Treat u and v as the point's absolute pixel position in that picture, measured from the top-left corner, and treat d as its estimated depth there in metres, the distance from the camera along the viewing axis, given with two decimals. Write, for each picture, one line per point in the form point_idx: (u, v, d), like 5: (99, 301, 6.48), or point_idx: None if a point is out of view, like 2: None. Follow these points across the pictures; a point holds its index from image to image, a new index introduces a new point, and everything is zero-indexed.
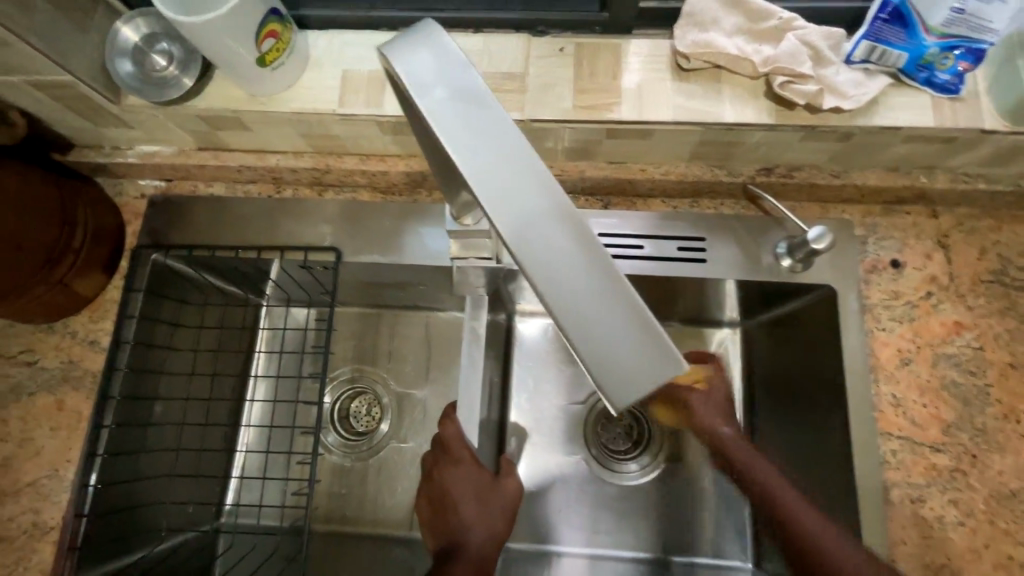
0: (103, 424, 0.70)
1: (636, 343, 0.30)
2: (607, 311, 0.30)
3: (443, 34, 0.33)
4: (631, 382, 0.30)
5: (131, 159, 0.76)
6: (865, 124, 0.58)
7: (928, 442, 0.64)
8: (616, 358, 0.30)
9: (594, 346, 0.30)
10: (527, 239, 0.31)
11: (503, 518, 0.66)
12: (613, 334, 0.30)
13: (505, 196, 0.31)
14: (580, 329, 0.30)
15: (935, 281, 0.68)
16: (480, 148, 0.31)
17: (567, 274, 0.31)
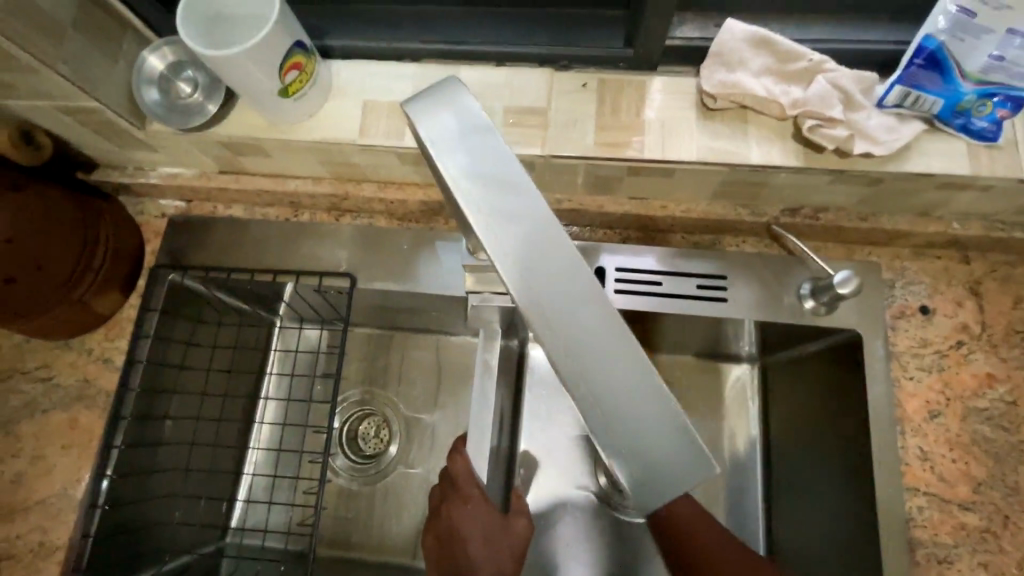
0: (113, 444, 0.71)
1: (660, 434, 0.31)
2: (630, 400, 0.31)
3: (468, 98, 0.33)
4: (654, 472, 0.31)
5: (153, 179, 0.76)
6: (896, 171, 0.56)
7: (957, 500, 0.61)
8: (639, 449, 0.31)
9: (618, 435, 0.31)
10: (552, 321, 0.32)
11: (511, 556, 0.61)
12: (636, 424, 0.31)
13: (530, 275, 0.32)
14: (604, 416, 0.31)
15: (967, 330, 0.66)
16: (507, 226, 0.32)
17: (593, 359, 0.32)
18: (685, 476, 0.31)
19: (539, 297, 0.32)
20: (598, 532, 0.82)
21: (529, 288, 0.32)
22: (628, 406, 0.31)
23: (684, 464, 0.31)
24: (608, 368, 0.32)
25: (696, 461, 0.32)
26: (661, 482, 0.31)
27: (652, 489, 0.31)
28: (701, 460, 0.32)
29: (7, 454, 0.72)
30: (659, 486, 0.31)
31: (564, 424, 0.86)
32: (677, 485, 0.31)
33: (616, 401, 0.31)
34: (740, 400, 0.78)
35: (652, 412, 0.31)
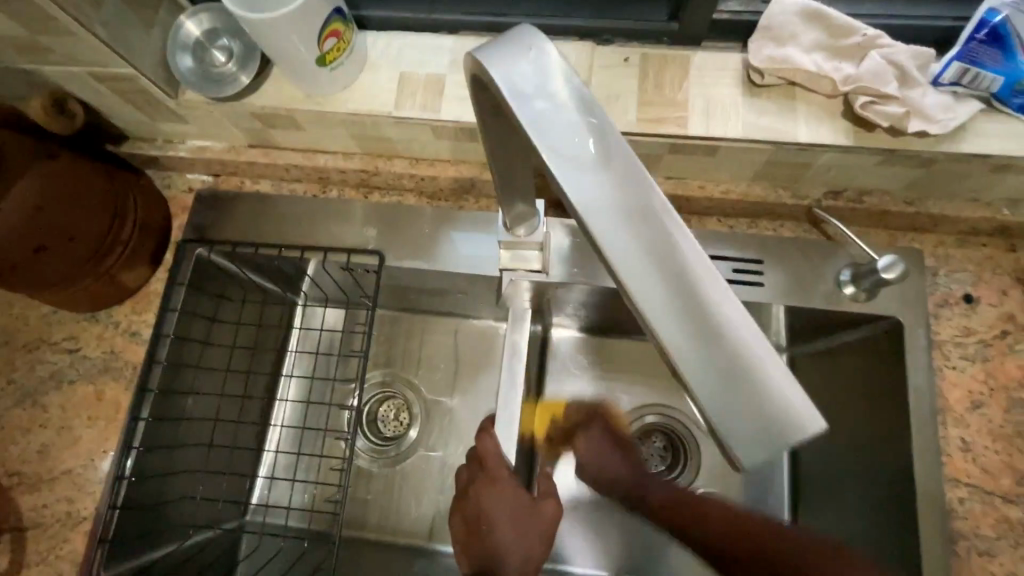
0: (140, 417, 0.70)
1: (759, 384, 0.29)
2: (723, 347, 0.29)
3: (542, 41, 0.32)
4: (753, 426, 0.29)
5: (182, 152, 0.76)
6: (950, 151, 0.54)
7: (1000, 492, 0.59)
8: (736, 400, 0.29)
9: (712, 386, 0.29)
10: (635, 266, 0.30)
11: (542, 540, 0.60)
12: (730, 373, 0.29)
13: (612, 219, 0.31)
14: (695, 364, 0.29)
15: (1012, 320, 0.64)
16: (590, 170, 0.31)
17: (681, 304, 0.30)
18: (788, 432, 0.29)
19: (621, 240, 0.31)
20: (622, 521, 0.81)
21: (610, 232, 0.31)
22: (721, 354, 0.29)
23: (787, 419, 0.29)
24: (697, 314, 0.30)
25: (799, 416, 0.29)
26: (759, 435, 0.29)
27: (752, 442, 0.29)
28: (806, 415, 0.29)
29: (34, 425, 0.72)
30: (760, 441, 0.29)
31: None
32: (780, 439, 0.28)
33: (708, 348, 0.29)
34: None
35: (748, 362, 0.29)
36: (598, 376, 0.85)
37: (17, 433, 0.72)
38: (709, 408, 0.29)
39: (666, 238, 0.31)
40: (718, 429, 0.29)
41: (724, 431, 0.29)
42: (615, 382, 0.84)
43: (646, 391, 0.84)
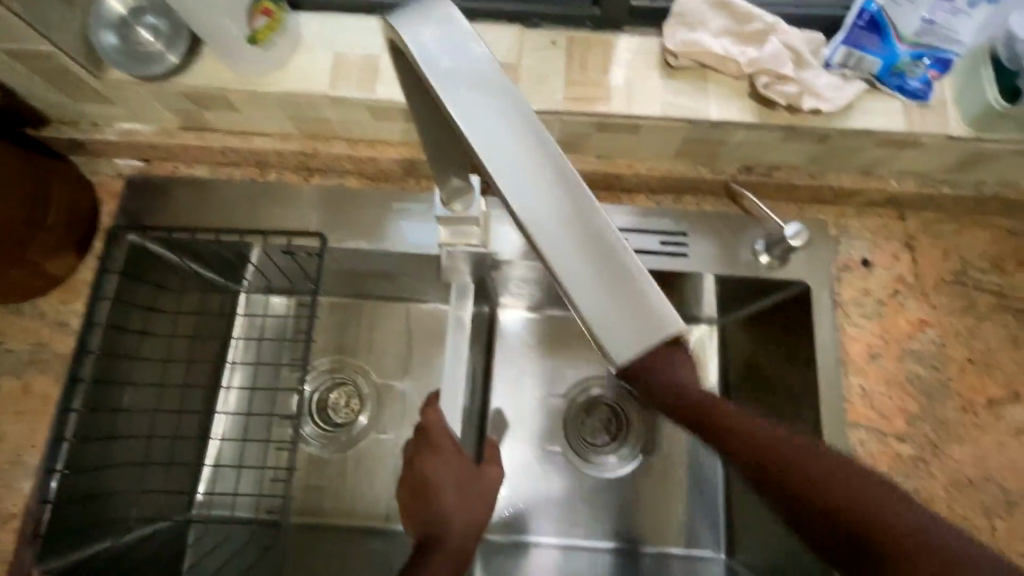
0: (72, 408, 0.68)
1: (633, 295, 0.33)
2: (603, 264, 0.33)
3: (447, 7, 0.35)
4: (627, 329, 0.32)
5: (109, 136, 0.73)
6: (841, 127, 0.61)
7: (893, 432, 0.67)
8: (612, 309, 0.32)
9: (592, 299, 0.33)
10: (529, 200, 0.34)
11: (484, 507, 0.64)
12: (610, 287, 0.33)
13: (508, 160, 0.34)
14: (577, 281, 0.33)
15: (902, 280, 0.72)
16: (489, 120, 0.34)
17: (567, 230, 0.33)
18: (658, 335, 0.33)
19: (516, 179, 0.34)
20: (568, 488, 0.85)
21: (507, 172, 0.34)
22: (601, 271, 0.33)
23: (655, 323, 0.33)
24: (582, 240, 0.33)
25: (666, 319, 0.33)
26: (634, 341, 0.33)
27: (627, 346, 0.32)
28: (673, 321, 0.33)
29: None
30: (632, 343, 0.32)
31: (536, 388, 0.89)
32: (651, 340, 0.32)
33: (590, 267, 0.33)
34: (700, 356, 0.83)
35: (624, 276, 0.33)
36: (546, 354, 0.90)
37: None
38: (589, 319, 0.32)
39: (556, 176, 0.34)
40: (597, 337, 0.32)
41: (602, 337, 0.32)
42: (558, 359, 0.90)
43: (587, 364, 0.90)
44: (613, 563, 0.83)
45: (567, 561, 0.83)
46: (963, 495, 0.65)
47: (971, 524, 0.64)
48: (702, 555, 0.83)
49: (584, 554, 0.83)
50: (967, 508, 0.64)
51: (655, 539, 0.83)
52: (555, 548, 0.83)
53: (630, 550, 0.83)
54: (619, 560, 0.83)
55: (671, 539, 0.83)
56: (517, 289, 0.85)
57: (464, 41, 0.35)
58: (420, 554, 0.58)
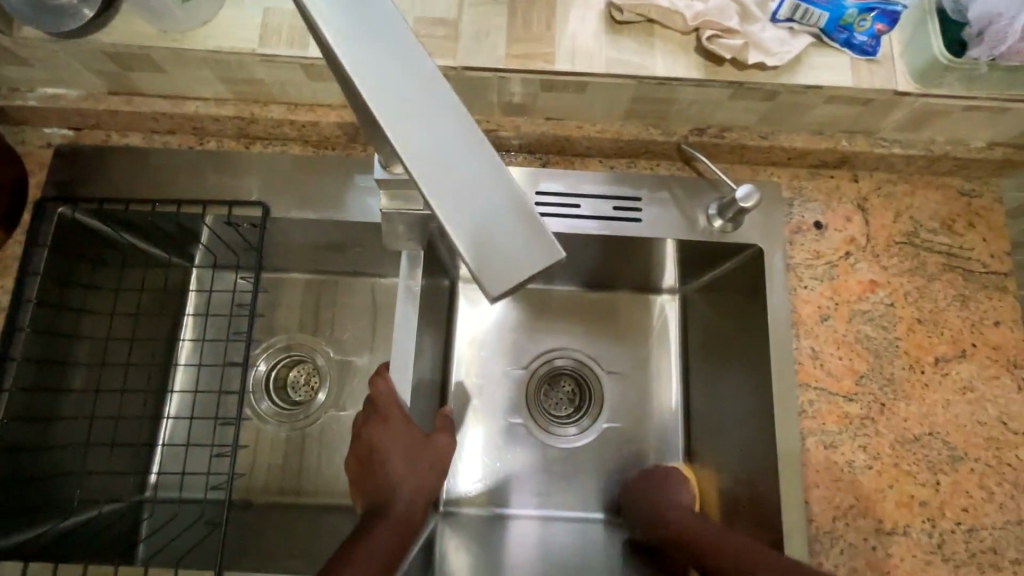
0: (3, 387, 0.65)
1: (511, 220, 0.32)
2: (481, 190, 0.32)
3: None
4: (502, 257, 0.31)
5: (32, 102, 0.69)
6: (787, 82, 0.60)
7: (842, 392, 0.67)
8: (487, 236, 0.31)
9: (466, 225, 0.31)
10: (408, 128, 0.32)
11: (433, 473, 0.64)
12: (489, 216, 0.31)
13: (382, 82, 0.32)
14: (453, 207, 0.31)
15: (854, 242, 0.72)
16: (369, 47, 0.32)
17: (443, 155, 0.32)
18: (535, 260, 0.32)
19: (394, 106, 0.32)
20: (532, 460, 0.84)
21: (385, 99, 0.32)
22: (479, 195, 0.32)
23: (532, 249, 0.32)
24: (459, 164, 0.32)
25: (547, 249, 0.32)
26: (512, 272, 0.32)
27: (504, 278, 0.31)
28: (553, 250, 0.32)
29: None
30: (507, 271, 0.31)
31: (500, 360, 0.88)
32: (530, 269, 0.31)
33: (467, 193, 0.32)
34: (662, 326, 0.88)
35: (501, 202, 0.32)
36: (506, 329, 0.89)
37: None
38: (462, 246, 0.31)
39: (435, 101, 0.32)
40: (470, 265, 0.31)
41: (477, 266, 0.31)
42: (519, 332, 0.89)
43: (549, 336, 0.90)
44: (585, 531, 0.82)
45: (541, 531, 0.82)
46: (908, 452, 0.65)
47: (916, 479, 0.65)
48: None
49: (559, 524, 0.82)
50: (912, 464, 0.65)
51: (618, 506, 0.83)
52: (528, 519, 0.82)
53: (599, 518, 0.83)
54: (593, 528, 0.82)
55: None
56: None
57: None
58: (366, 521, 0.58)
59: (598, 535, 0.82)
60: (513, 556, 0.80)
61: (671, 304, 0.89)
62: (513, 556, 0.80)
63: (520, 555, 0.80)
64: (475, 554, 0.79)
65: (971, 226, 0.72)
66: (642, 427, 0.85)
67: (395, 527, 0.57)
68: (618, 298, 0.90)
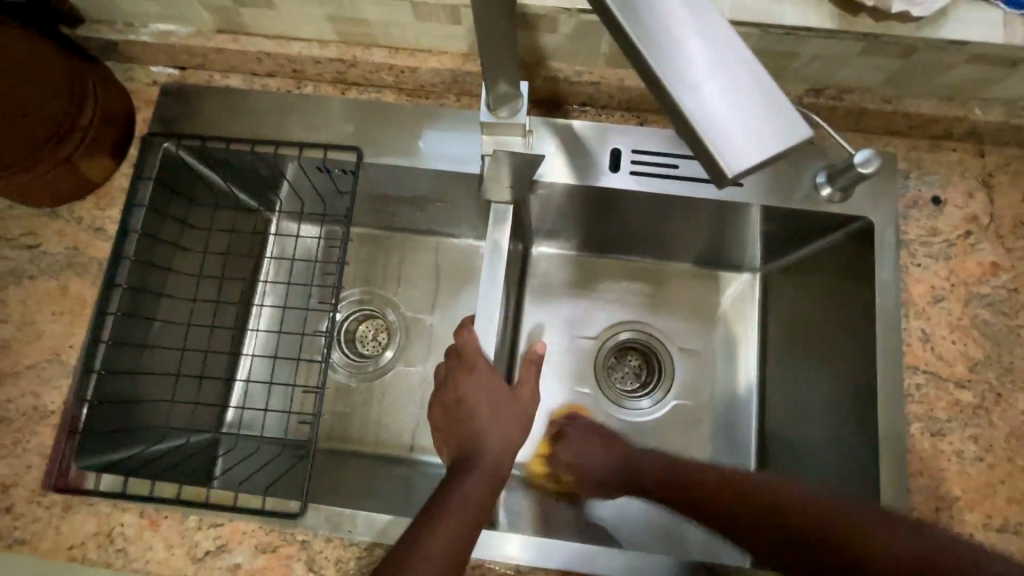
0: (108, 311, 0.68)
1: (753, 104, 0.31)
2: (721, 84, 0.31)
3: None
4: (745, 138, 0.30)
5: (145, 37, 0.71)
6: (930, 37, 0.55)
7: (953, 378, 0.63)
8: (730, 118, 0.31)
9: (705, 110, 0.31)
10: (646, 31, 0.32)
11: (518, 428, 0.64)
12: (730, 107, 0.31)
13: None
14: (696, 100, 0.31)
15: (976, 221, 0.66)
16: None
17: (681, 44, 0.32)
18: (781, 145, 0.30)
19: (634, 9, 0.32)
20: None
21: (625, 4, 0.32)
22: (718, 83, 0.31)
23: (778, 134, 0.30)
24: (698, 60, 0.32)
25: (794, 131, 0.31)
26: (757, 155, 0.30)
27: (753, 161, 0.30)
28: (799, 131, 0.31)
29: None
30: (753, 150, 0.30)
31: (570, 328, 0.86)
32: (778, 151, 0.30)
33: (708, 86, 0.31)
34: (742, 306, 0.85)
35: (745, 92, 0.31)
36: (578, 296, 0.88)
37: None
38: (707, 136, 0.31)
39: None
40: (716, 153, 0.31)
41: (718, 146, 0.31)
42: (592, 300, 0.88)
43: (622, 307, 0.87)
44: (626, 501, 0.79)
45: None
46: None
47: None
48: None
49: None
50: None
51: None
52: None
53: None
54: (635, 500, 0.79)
55: None
56: (554, 224, 0.82)
57: None
58: (457, 471, 0.59)
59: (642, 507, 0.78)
60: (548, 513, 0.75)
61: (751, 283, 0.86)
62: (546, 511, 0.75)
63: (556, 513, 0.75)
64: (508, 506, 0.75)
65: None
66: (714, 403, 0.82)
67: (484, 478, 0.58)
68: (696, 273, 0.87)
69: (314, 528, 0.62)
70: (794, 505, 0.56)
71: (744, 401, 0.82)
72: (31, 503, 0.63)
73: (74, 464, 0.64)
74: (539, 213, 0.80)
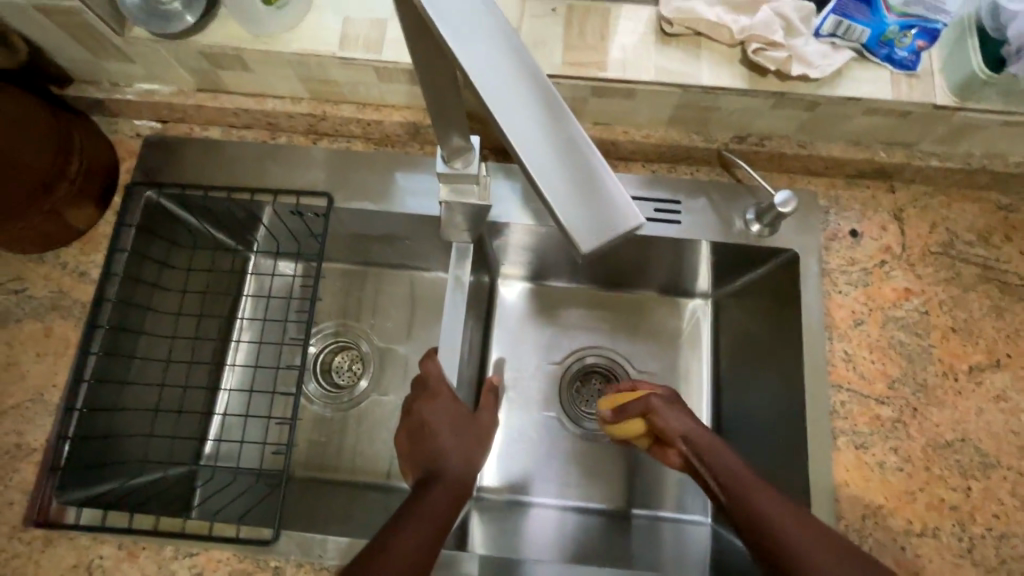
0: (91, 351, 0.72)
1: (597, 187, 0.36)
2: (575, 171, 0.36)
3: None
4: (587, 217, 0.36)
5: (129, 96, 0.77)
6: (829, 94, 0.63)
7: (874, 395, 0.69)
8: (582, 204, 0.36)
9: (557, 187, 0.36)
10: (517, 124, 0.37)
11: (479, 448, 0.68)
12: (582, 194, 0.36)
13: (499, 87, 0.38)
14: (555, 187, 0.36)
15: (889, 250, 0.74)
16: (495, 66, 0.38)
17: (539, 131, 0.37)
18: (615, 227, 0.35)
19: (505, 107, 0.37)
20: (563, 453, 0.88)
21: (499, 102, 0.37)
22: (567, 165, 0.36)
23: (612, 217, 0.36)
24: (558, 151, 0.37)
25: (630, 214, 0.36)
26: (601, 232, 0.35)
27: (599, 237, 0.35)
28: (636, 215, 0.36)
29: None
30: (601, 229, 0.35)
31: (534, 354, 0.92)
32: (617, 232, 0.35)
33: (566, 173, 0.36)
34: (695, 330, 0.91)
35: (594, 179, 0.36)
36: (543, 324, 0.93)
37: None
38: (563, 217, 0.36)
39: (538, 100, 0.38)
40: (569, 231, 0.35)
41: (571, 226, 0.35)
42: (555, 328, 0.93)
43: (581, 334, 0.93)
44: (598, 522, 0.84)
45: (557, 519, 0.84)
46: (939, 456, 0.67)
47: (947, 484, 0.66)
48: (691, 519, 0.85)
49: (573, 514, 0.85)
50: (943, 469, 0.66)
51: (643, 501, 0.86)
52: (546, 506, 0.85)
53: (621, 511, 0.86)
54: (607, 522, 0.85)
55: (659, 503, 0.86)
56: (515, 257, 0.88)
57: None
58: (421, 489, 0.62)
59: (617, 528, 0.84)
60: (530, 540, 0.81)
61: (704, 308, 0.92)
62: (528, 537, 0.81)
63: (538, 540, 0.81)
64: (490, 533, 0.80)
65: (1007, 239, 0.74)
66: None
67: (449, 492, 0.62)
68: (651, 298, 0.93)
69: (287, 554, 0.65)
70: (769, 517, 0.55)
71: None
72: (12, 538, 0.66)
73: (54, 500, 0.67)
74: (501, 248, 0.86)
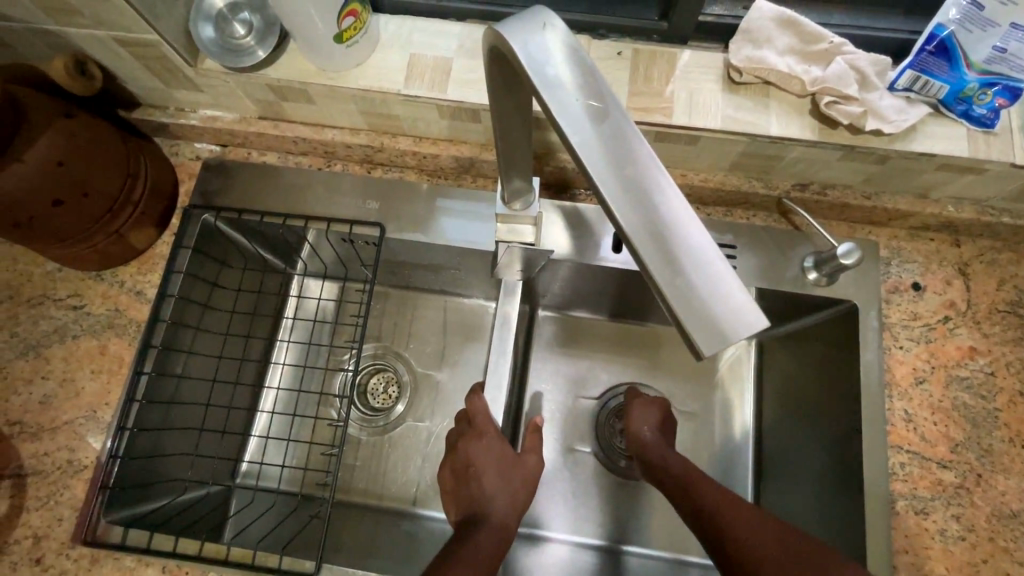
0: (142, 370, 0.73)
1: (710, 277, 0.33)
2: (686, 255, 0.33)
3: (554, 19, 0.38)
4: (706, 313, 0.32)
5: (193, 121, 0.79)
6: (902, 149, 0.62)
7: (935, 458, 0.66)
8: (697, 293, 0.33)
9: (675, 278, 0.33)
10: (622, 199, 0.35)
11: (524, 491, 0.66)
12: (695, 281, 0.33)
13: (602, 158, 0.35)
14: (666, 271, 0.33)
15: (954, 306, 0.71)
16: (596, 136, 0.36)
17: (644, 208, 0.34)
18: (731, 322, 0.32)
19: (609, 179, 0.35)
20: (599, 492, 0.83)
21: (603, 173, 0.35)
22: (675, 247, 0.34)
23: (730, 315, 0.32)
24: (667, 232, 0.34)
25: (745, 311, 0.33)
26: (718, 328, 0.32)
27: (715, 333, 0.32)
28: (752, 313, 0.33)
29: (36, 376, 0.74)
30: (719, 325, 0.32)
31: (570, 386, 0.87)
32: (735, 329, 0.32)
33: (676, 256, 0.34)
34: (738, 373, 0.85)
35: (706, 264, 0.33)
36: (580, 355, 0.89)
37: (19, 384, 0.74)
38: (676, 308, 0.33)
39: (643, 174, 0.35)
40: (684, 323, 0.32)
41: (686, 319, 0.32)
42: (593, 361, 0.88)
43: (623, 368, 0.88)
44: (623, 566, 0.80)
45: (579, 559, 0.80)
46: (1005, 527, 0.64)
47: (1014, 558, 0.63)
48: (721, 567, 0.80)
49: (597, 554, 0.81)
50: (1010, 541, 0.63)
51: (671, 544, 0.81)
52: (568, 545, 0.81)
53: (645, 554, 0.81)
54: (629, 566, 0.80)
55: (688, 547, 0.81)
56: (555, 286, 0.84)
57: (568, 60, 0.37)
58: (464, 531, 0.60)
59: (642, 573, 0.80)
60: None
61: (747, 350, 0.85)
62: None
63: None
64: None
65: None
66: (711, 463, 0.81)
67: (494, 535, 0.60)
68: None
69: None
70: (713, 501, 0.56)
71: (740, 446, 0.82)
72: (61, 554, 0.68)
73: (102, 519, 0.68)
74: (544, 280, 0.83)
